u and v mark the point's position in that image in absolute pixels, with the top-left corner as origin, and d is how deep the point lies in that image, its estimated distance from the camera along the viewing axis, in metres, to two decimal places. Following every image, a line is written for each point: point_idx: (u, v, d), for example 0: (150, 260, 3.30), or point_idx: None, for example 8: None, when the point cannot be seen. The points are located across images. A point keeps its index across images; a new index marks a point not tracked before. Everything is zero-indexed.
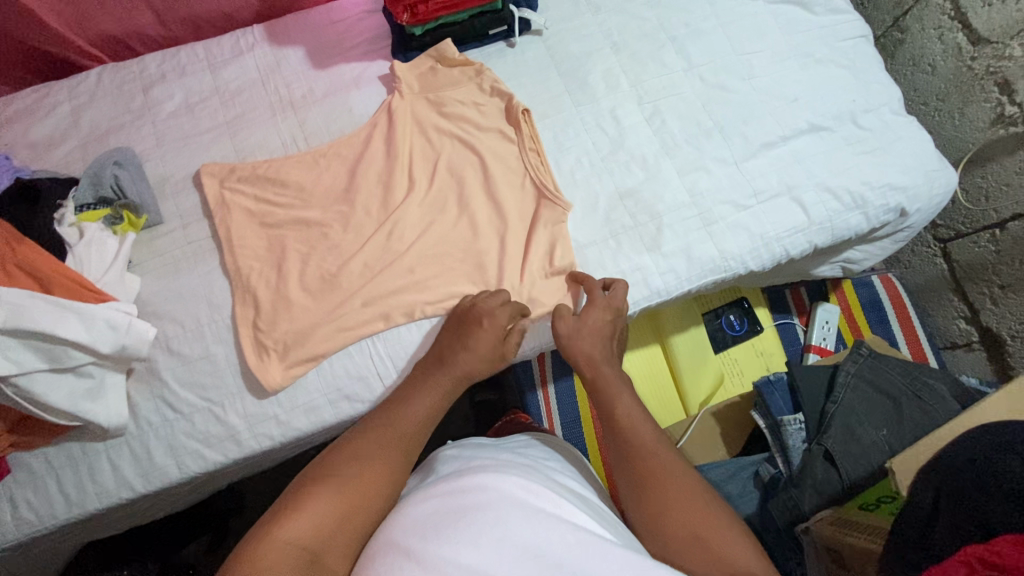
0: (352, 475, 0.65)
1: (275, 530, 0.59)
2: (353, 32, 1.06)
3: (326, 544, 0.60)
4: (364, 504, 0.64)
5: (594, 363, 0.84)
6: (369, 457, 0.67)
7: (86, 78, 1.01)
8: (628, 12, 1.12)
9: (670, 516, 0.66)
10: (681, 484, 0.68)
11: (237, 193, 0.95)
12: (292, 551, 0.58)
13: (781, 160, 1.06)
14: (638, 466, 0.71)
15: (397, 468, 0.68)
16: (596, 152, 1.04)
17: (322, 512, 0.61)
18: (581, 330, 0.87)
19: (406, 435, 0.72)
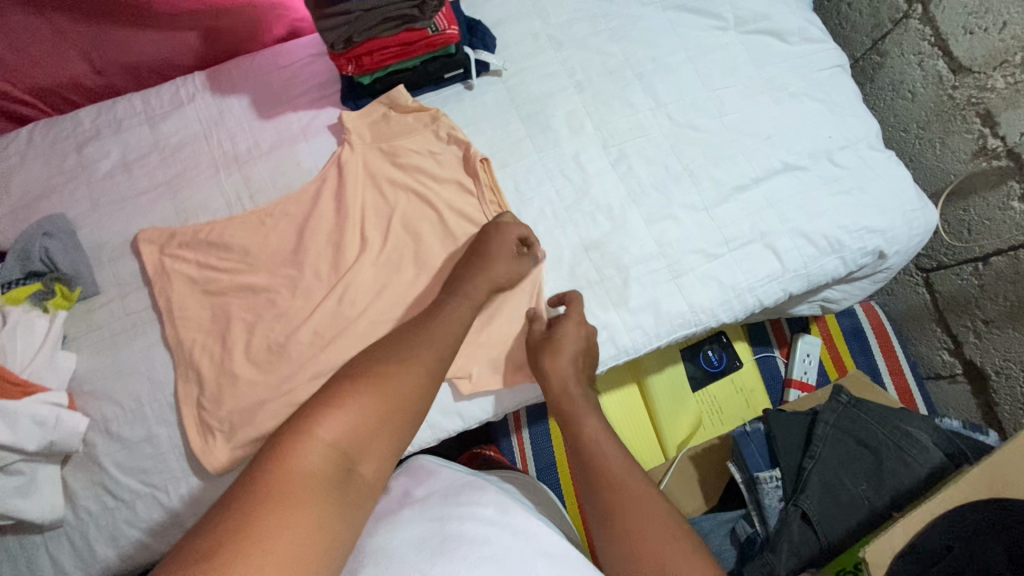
0: (381, 384, 0.67)
1: (313, 428, 0.61)
2: (300, 77, 1.00)
3: (360, 452, 0.63)
4: (394, 416, 0.66)
5: (565, 390, 0.86)
6: (396, 373, 0.69)
7: (16, 137, 0.95)
8: (593, 47, 1.06)
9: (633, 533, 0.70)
10: (652, 522, 0.70)
11: (179, 259, 0.90)
12: (326, 454, 0.60)
13: (754, 204, 1.01)
14: (613, 505, 0.73)
15: (424, 388, 0.71)
16: (560, 201, 0.99)
17: (360, 415, 0.64)
18: (554, 348, 0.87)
19: (430, 358, 0.74)
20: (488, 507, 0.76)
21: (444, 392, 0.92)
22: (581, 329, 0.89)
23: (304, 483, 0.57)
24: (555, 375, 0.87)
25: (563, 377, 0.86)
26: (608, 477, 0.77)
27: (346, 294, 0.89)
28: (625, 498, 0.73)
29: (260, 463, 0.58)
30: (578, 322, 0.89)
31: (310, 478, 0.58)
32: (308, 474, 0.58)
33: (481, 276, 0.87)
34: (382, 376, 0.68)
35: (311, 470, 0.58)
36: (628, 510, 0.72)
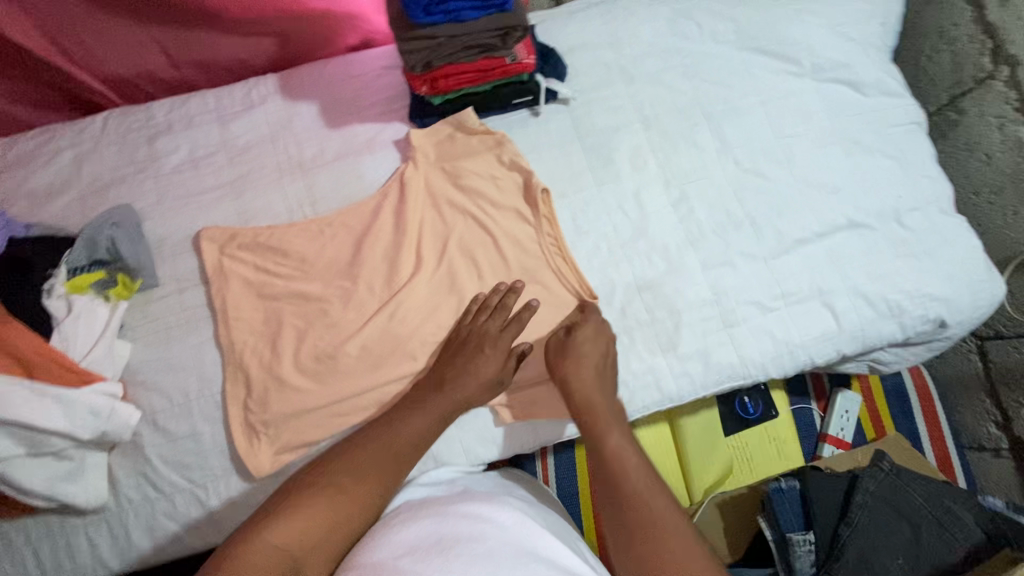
0: (331, 490, 0.75)
1: (264, 532, 0.70)
2: (370, 89, 1.01)
3: (307, 553, 0.71)
4: (342, 521, 0.74)
5: (589, 399, 0.82)
6: (349, 481, 0.76)
7: (92, 124, 0.97)
8: (664, 83, 1.04)
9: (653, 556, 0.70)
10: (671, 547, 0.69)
11: (237, 260, 0.91)
12: (274, 555, 0.68)
13: (815, 260, 0.99)
14: (631, 525, 0.73)
15: (377, 488, 0.78)
16: (616, 238, 0.98)
17: (308, 520, 0.72)
18: (576, 356, 0.85)
19: (392, 455, 0.80)
20: (484, 504, 0.78)
21: (483, 419, 0.92)
22: (598, 335, 0.87)
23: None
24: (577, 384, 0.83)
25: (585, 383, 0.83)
26: (626, 491, 0.74)
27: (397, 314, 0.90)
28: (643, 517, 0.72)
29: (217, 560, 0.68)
30: (595, 329, 0.87)
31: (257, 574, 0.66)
32: (254, 573, 0.66)
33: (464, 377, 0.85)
34: (336, 482, 0.76)
35: (260, 569, 0.67)
36: (645, 533, 0.71)
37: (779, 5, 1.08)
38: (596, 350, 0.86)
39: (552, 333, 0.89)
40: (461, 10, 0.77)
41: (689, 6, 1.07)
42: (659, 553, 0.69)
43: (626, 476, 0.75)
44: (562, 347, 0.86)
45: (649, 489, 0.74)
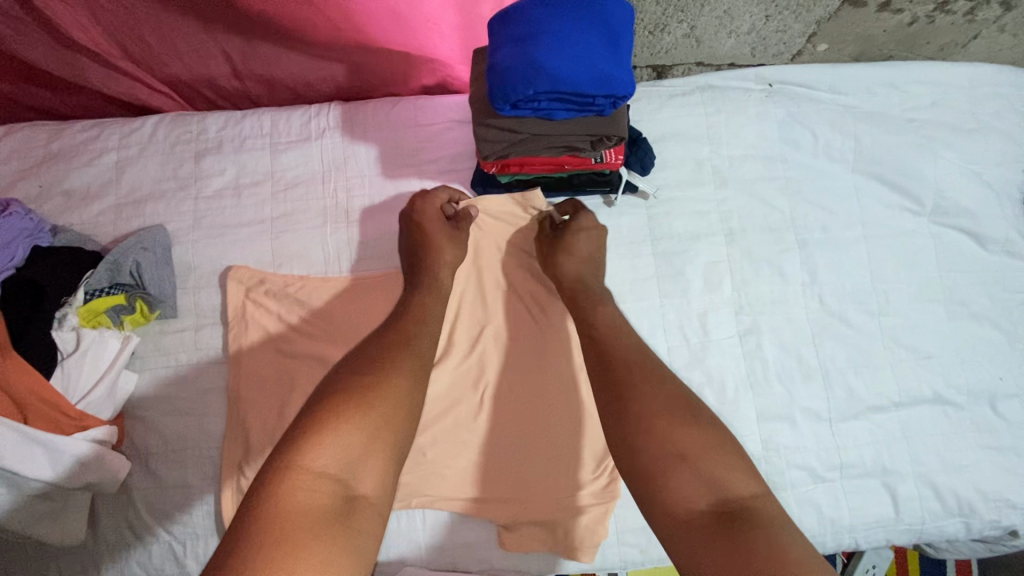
0: (362, 398, 0.63)
1: (304, 459, 0.58)
2: (436, 143, 0.92)
3: (353, 472, 0.59)
4: (382, 430, 0.63)
5: (585, 283, 0.82)
6: (377, 381, 0.65)
7: (141, 126, 0.91)
8: (759, 195, 0.93)
9: (659, 433, 0.65)
10: (675, 420, 0.66)
11: (261, 308, 0.85)
12: (324, 482, 0.57)
13: (885, 432, 0.87)
14: (631, 412, 0.67)
15: (409, 389, 0.66)
16: (668, 362, 0.88)
17: (350, 438, 0.60)
18: (570, 245, 0.84)
19: (408, 365, 0.69)
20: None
21: (483, 535, 0.83)
22: (594, 228, 0.86)
23: (309, 515, 0.54)
24: (571, 269, 0.82)
25: (578, 266, 0.83)
26: (624, 384, 0.69)
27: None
28: (644, 391, 0.68)
29: (254, 521, 0.53)
30: (591, 225, 0.86)
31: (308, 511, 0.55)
32: (309, 510, 0.55)
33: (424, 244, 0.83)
34: (359, 387, 0.64)
35: (309, 505, 0.55)
36: (643, 398, 0.68)
37: (910, 128, 0.94)
38: (591, 238, 0.85)
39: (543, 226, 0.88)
40: (553, 110, 0.65)
41: (806, 110, 0.95)
42: (659, 421, 0.65)
43: (615, 355, 0.73)
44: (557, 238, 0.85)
45: (639, 361, 0.72)
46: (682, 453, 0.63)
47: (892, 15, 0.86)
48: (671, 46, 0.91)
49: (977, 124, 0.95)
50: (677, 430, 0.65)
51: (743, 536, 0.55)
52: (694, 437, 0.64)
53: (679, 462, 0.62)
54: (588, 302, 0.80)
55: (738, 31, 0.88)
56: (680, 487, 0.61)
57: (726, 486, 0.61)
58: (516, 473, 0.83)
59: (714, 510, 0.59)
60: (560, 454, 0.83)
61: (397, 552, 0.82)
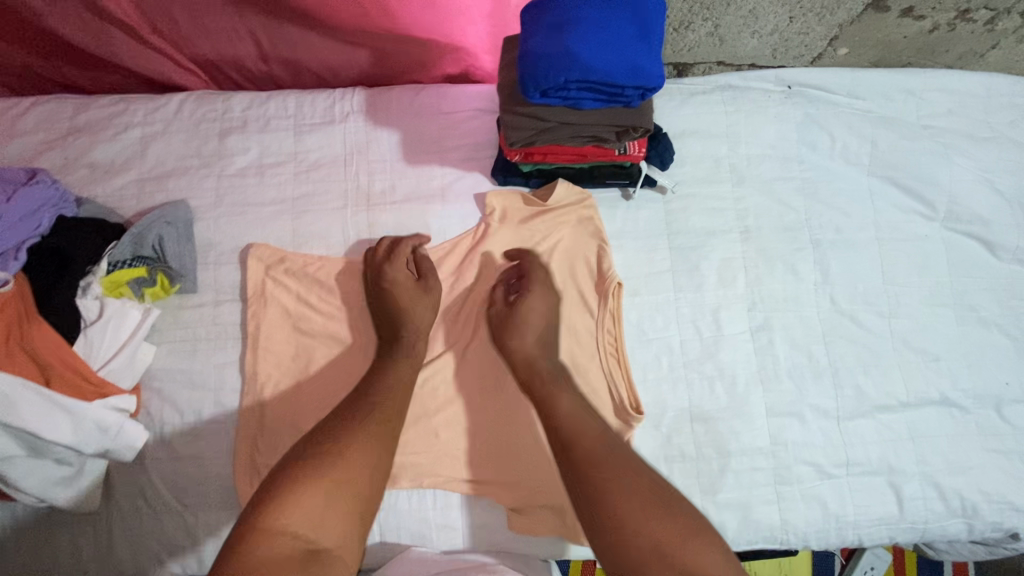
0: (334, 468, 0.64)
1: (274, 520, 0.60)
2: (458, 131, 0.94)
3: (316, 533, 0.61)
4: (352, 497, 0.64)
5: (537, 365, 0.80)
6: (350, 449, 0.66)
7: (166, 103, 0.92)
8: (775, 195, 0.94)
9: (624, 517, 0.65)
10: (640, 506, 0.65)
11: (280, 286, 0.86)
12: (291, 543, 0.59)
13: (891, 432, 0.88)
14: (601, 496, 0.67)
15: (378, 459, 0.67)
16: (681, 355, 0.89)
17: (319, 504, 0.62)
18: (520, 323, 0.82)
19: (383, 433, 0.70)
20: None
21: (494, 517, 0.84)
22: (541, 296, 0.84)
23: (274, 572, 0.56)
24: (521, 352, 0.81)
25: (529, 347, 0.81)
26: (593, 461, 0.70)
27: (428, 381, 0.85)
28: (613, 476, 0.68)
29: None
30: (540, 298, 0.84)
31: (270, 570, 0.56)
32: (271, 568, 0.57)
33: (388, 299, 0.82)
34: (330, 454, 0.66)
35: (273, 563, 0.57)
36: (614, 481, 0.68)
37: (925, 135, 0.96)
38: (540, 312, 0.83)
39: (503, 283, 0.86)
40: (582, 99, 0.66)
41: (824, 112, 0.96)
42: (629, 507, 0.65)
43: (584, 431, 0.73)
44: (507, 315, 0.83)
45: (604, 437, 0.72)
46: (653, 540, 0.63)
47: (914, 21, 0.87)
48: (694, 44, 0.93)
49: (991, 133, 0.97)
50: (642, 515, 0.65)
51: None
52: (667, 522, 0.64)
53: (651, 550, 0.62)
54: (542, 386, 0.78)
55: (761, 31, 0.89)
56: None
57: (700, 571, 0.61)
58: (510, 460, 0.83)
59: None
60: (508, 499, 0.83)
61: (406, 532, 0.83)
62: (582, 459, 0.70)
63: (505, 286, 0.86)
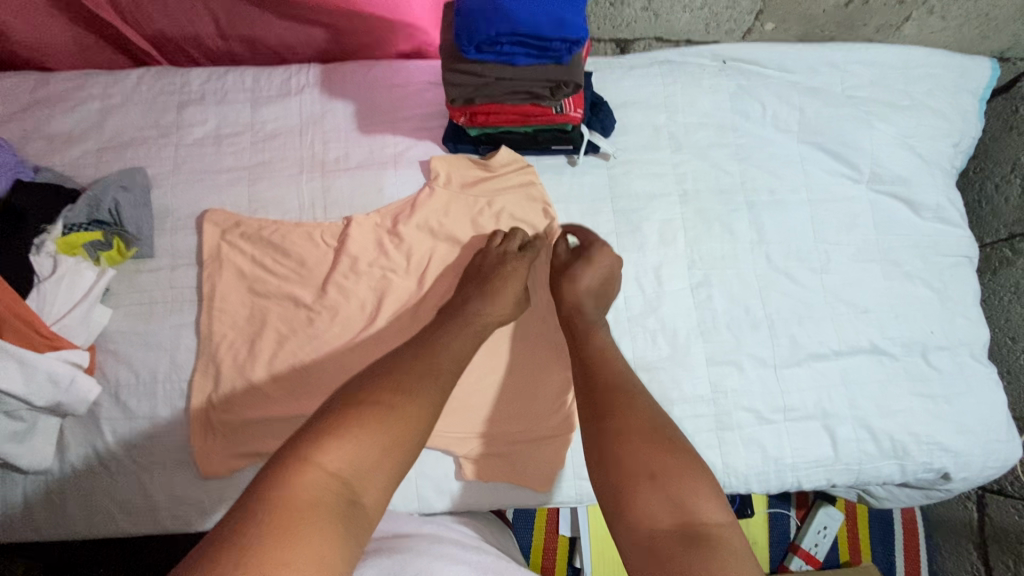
0: (380, 408, 0.60)
1: (310, 453, 0.55)
2: (410, 102, 0.98)
3: (362, 480, 0.56)
4: (394, 441, 0.59)
5: (579, 309, 0.85)
6: (401, 393, 0.62)
7: (125, 78, 0.95)
8: (712, 160, 1.00)
9: (632, 452, 0.64)
10: (653, 445, 0.65)
11: (236, 249, 0.89)
12: (331, 483, 0.53)
13: (826, 378, 0.93)
14: (618, 430, 0.67)
15: (424, 405, 0.63)
16: (625, 310, 0.93)
17: (360, 441, 0.57)
18: (583, 269, 0.86)
19: (432, 386, 0.65)
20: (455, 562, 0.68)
21: (446, 467, 0.88)
22: (607, 260, 0.88)
23: (303, 508, 0.51)
24: (573, 295, 0.85)
25: (579, 293, 0.85)
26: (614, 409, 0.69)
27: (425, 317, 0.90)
28: (632, 412, 0.68)
29: (251, 507, 0.50)
30: (608, 256, 0.88)
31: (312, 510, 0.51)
32: (305, 501, 0.51)
33: (447, 238, 0.93)
34: (381, 395, 0.61)
35: (315, 497, 0.52)
36: (628, 416, 0.68)
37: (849, 103, 1.03)
38: (599, 269, 0.87)
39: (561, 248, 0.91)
40: (514, 54, 0.72)
41: (755, 83, 1.02)
42: (639, 440, 0.65)
43: (600, 380, 0.74)
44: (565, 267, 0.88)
45: (625, 386, 0.72)
46: (650, 471, 0.63)
47: None
48: (631, 19, 0.99)
49: (910, 101, 1.04)
50: (649, 450, 0.64)
51: (708, 554, 0.55)
52: (674, 459, 0.63)
53: (651, 477, 0.62)
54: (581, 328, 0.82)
55: (691, 6, 0.96)
56: (645, 502, 0.61)
57: (696, 507, 0.60)
58: (463, 412, 0.88)
59: (678, 530, 0.58)
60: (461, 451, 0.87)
61: None
62: (603, 399, 0.71)
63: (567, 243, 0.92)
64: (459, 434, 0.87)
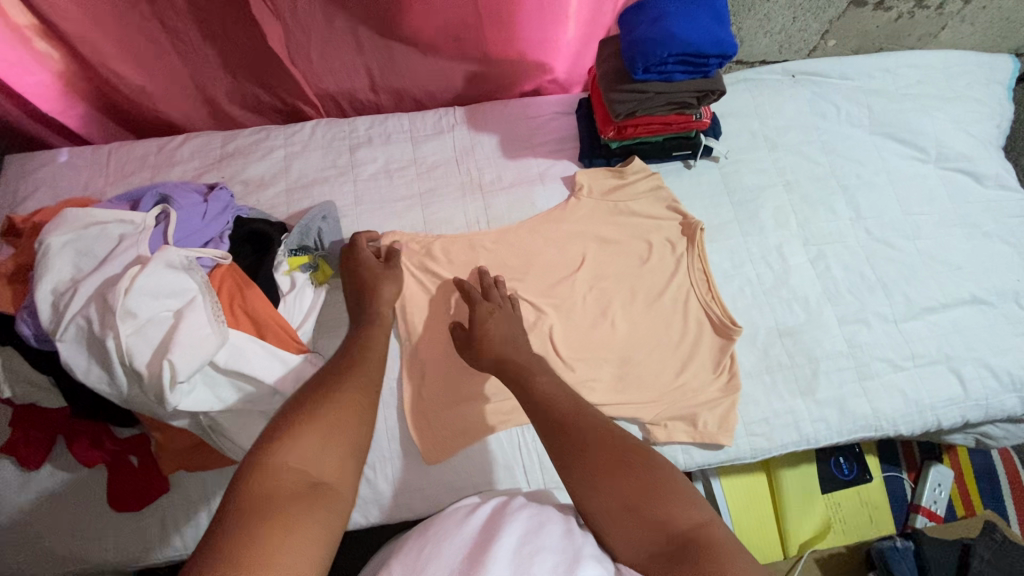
0: (325, 417, 0.60)
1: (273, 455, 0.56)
2: (544, 130, 1.14)
3: (326, 467, 0.57)
4: (346, 438, 0.60)
5: (505, 358, 0.82)
6: (337, 398, 0.62)
7: (301, 129, 1.10)
8: (803, 154, 1.16)
9: (599, 479, 0.62)
10: (612, 465, 0.63)
11: (416, 265, 1.00)
12: (294, 476, 0.54)
13: (940, 328, 1.06)
14: (577, 449, 0.64)
15: (360, 403, 0.63)
16: (760, 284, 1.06)
17: (314, 441, 0.58)
18: (482, 331, 0.85)
19: (362, 384, 0.66)
20: (540, 525, 0.60)
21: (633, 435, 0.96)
22: (497, 316, 0.88)
23: (279, 500, 0.52)
24: (490, 355, 0.83)
25: (494, 348, 0.83)
26: (571, 432, 0.66)
27: (585, 297, 1.02)
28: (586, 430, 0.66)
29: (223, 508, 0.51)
30: (489, 308, 0.89)
31: (289, 500, 0.52)
32: (277, 492, 0.52)
33: (595, 239, 1.06)
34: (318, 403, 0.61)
35: (282, 491, 0.53)
36: (590, 436, 0.65)
37: (906, 99, 1.22)
38: (499, 321, 0.87)
39: (455, 334, 0.89)
40: (674, 72, 0.89)
41: (827, 90, 1.21)
42: (603, 459, 0.63)
43: (560, 407, 0.69)
44: (468, 339, 0.87)
45: (576, 406, 0.70)
46: (626, 503, 0.61)
47: (884, 12, 1.14)
48: None
49: (955, 94, 1.23)
50: (618, 478, 0.62)
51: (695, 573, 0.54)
52: (644, 477, 0.62)
53: (623, 507, 0.61)
54: (518, 373, 0.77)
55: (772, 31, 1.15)
56: (624, 536, 0.60)
57: (675, 523, 0.59)
58: (633, 385, 0.97)
59: (666, 549, 0.57)
60: (645, 419, 0.96)
61: None
62: (552, 425, 0.67)
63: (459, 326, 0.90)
64: (636, 403, 0.96)
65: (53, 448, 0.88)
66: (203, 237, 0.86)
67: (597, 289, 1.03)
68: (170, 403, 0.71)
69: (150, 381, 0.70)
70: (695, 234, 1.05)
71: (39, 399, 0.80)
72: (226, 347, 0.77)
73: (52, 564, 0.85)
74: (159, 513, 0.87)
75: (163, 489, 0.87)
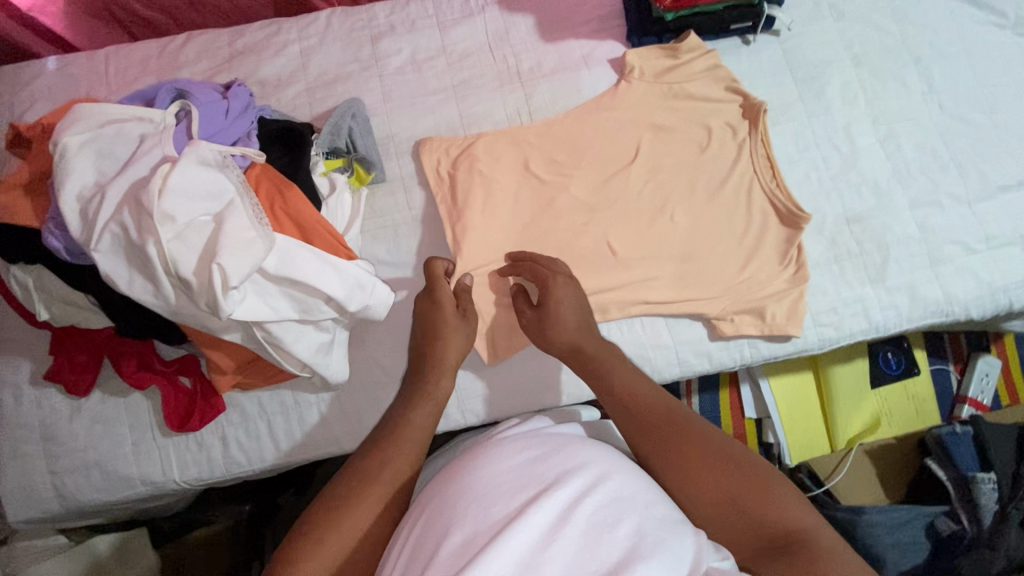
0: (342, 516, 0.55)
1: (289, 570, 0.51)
2: (585, 7, 1.02)
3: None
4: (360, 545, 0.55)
5: (578, 347, 0.74)
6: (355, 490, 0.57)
7: (316, 19, 0.98)
8: (872, 22, 1.05)
9: (695, 475, 0.58)
10: (707, 460, 0.58)
11: (455, 163, 0.92)
12: None
13: (1016, 207, 0.99)
14: (669, 442, 0.60)
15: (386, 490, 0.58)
16: (826, 169, 0.98)
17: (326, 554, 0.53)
18: (554, 310, 0.77)
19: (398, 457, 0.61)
20: (596, 479, 0.51)
21: (697, 332, 0.92)
22: (568, 293, 0.79)
23: None
24: (560, 342, 0.75)
25: (564, 334, 0.75)
26: (660, 426, 0.62)
27: (641, 193, 0.94)
28: (676, 425, 0.61)
29: None
30: (561, 286, 0.79)
31: None
32: None
33: (647, 128, 0.97)
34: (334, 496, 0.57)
35: None
36: (681, 431, 0.61)
37: None
38: (571, 300, 0.78)
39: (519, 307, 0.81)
40: None
41: None
42: (696, 457, 0.58)
43: (643, 404, 0.64)
44: (537, 316, 0.78)
45: (655, 394, 0.65)
46: (727, 497, 0.56)
47: None
48: None
49: None
50: (716, 473, 0.57)
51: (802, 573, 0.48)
52: (741, 474, 0.56)
53: (727, 503, 0.56)
54: (593, 359, 0.72)
55: None
56: (723, 528, 0.55)
57: (776, 520, 0.53)
58: (697, 280, 0.92)
59: (771, 544, 0.52)
60: (710, 314, 0.91)
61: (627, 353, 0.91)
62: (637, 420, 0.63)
63: (524, 297, 0.82)
64: (698, 299, 0.91)
65: (100, 374, 0.84)
66: (231, 137, 0.78)
67: (653, 181, 0.95)
68: (224, 311, 0.65)
69: (201, 289, 0.65)
70: (758, 117, 0.96)
71: (79, 320, 0.77)
72: (274, 252, 0.71)
73: (119, 486, 0.84)
74: (219, 433, 0.85)
75: (220, 409, 0.84)
